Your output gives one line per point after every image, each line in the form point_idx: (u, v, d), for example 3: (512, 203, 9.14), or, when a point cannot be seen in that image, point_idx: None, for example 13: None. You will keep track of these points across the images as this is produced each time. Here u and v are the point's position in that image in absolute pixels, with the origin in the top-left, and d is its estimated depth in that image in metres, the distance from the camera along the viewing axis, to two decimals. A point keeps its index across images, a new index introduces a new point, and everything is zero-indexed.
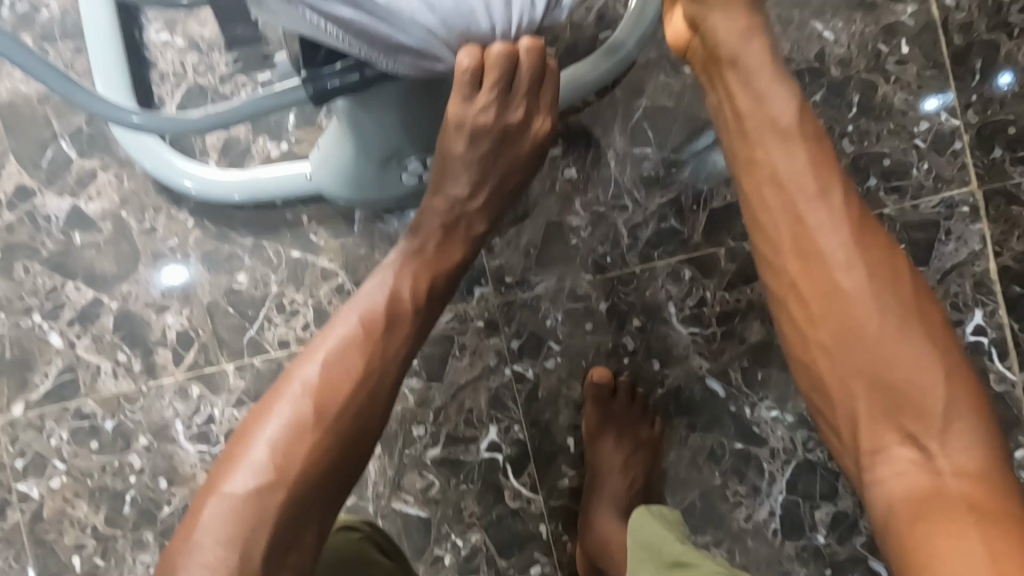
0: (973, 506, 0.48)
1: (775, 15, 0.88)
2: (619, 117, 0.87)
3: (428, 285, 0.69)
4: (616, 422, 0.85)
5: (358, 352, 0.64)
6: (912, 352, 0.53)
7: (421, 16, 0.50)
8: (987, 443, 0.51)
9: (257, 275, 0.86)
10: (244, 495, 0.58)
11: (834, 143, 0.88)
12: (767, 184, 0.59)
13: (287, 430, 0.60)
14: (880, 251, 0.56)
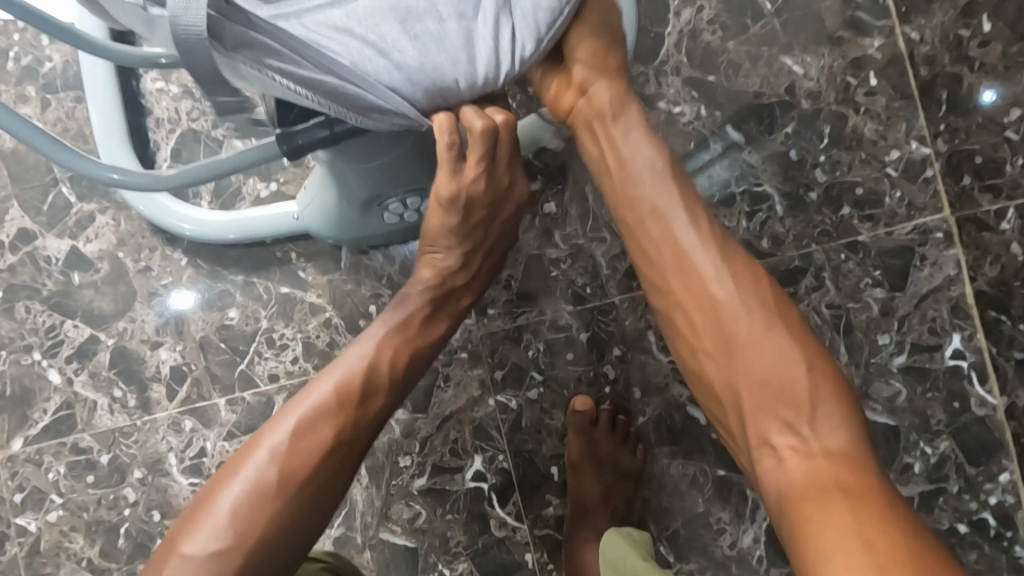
0: (843, 489, 0.50)
1: (745, 51, 0.90)
2: None
3: (398, 357, 0.72)
4: (597, 452, 0.86)
5: (325, 422, 0.66)
6: (775, 348, 0.58)
7: (387, 74, 0.53)
8: (851, 427, 0.54)
9: (248, 311, 0.89)
10: (201, 557, 0.59)
11: (807, 173, 0.90)
12: (648, 215, 0.64)
13: (247, 499, 0.62)
14: (746, 270, 0.62)
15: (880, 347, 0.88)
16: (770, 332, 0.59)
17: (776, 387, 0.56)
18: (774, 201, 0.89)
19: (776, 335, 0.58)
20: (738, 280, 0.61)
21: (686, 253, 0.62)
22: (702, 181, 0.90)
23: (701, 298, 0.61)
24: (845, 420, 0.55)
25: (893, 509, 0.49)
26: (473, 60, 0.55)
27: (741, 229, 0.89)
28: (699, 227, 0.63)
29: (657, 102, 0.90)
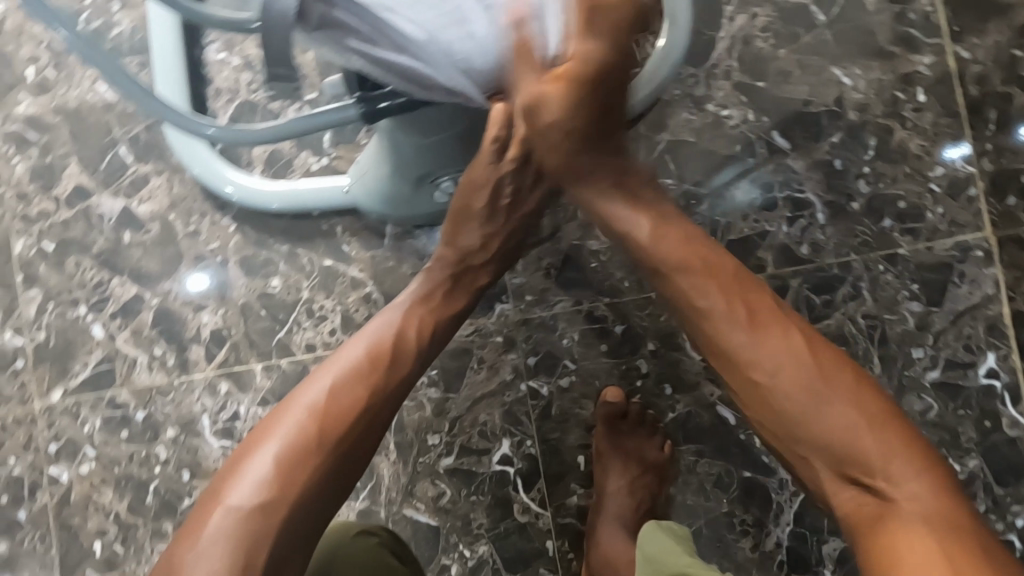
0: (938, 536, 0.52)
1: (796, 60, 0.92)
2: (642, 150, 0.91)
3: (427, 314, 0.75)
4: (624, 444, 0.86)
5: (361, 381, 0.68)
6: (835, 407, 0.58)
7: (459, 48, 0.54)
8: (931, 475, 0.55)
9: (291, 280, 0.91)
10: (245, 508, 0.59)
11: (851, 184, 0.90)
12: (698, 294, 0.67)
13: (288, 455, 0.62)
14: (789, 329, 0.63)
15: (914, 360, 0.88)
16: (828, 388, 0.60)
17: (844, 447, 0.57)
18: (815, 208, 0.90)
19: (838, 393, 0.59)
20: (796, 342, 0.63)
21: (730, 331, 0.65)
22: (746, 185, 0.91)
23: (758, 372, 0.62)
24: (923, 470, 0.56)
25: (967, 538, 0.52)
26: (545, 35, 0.57)
27: (782, 234, 0.90)
28: (740, 299, 0.66)
29: (706, 104, 0.91)
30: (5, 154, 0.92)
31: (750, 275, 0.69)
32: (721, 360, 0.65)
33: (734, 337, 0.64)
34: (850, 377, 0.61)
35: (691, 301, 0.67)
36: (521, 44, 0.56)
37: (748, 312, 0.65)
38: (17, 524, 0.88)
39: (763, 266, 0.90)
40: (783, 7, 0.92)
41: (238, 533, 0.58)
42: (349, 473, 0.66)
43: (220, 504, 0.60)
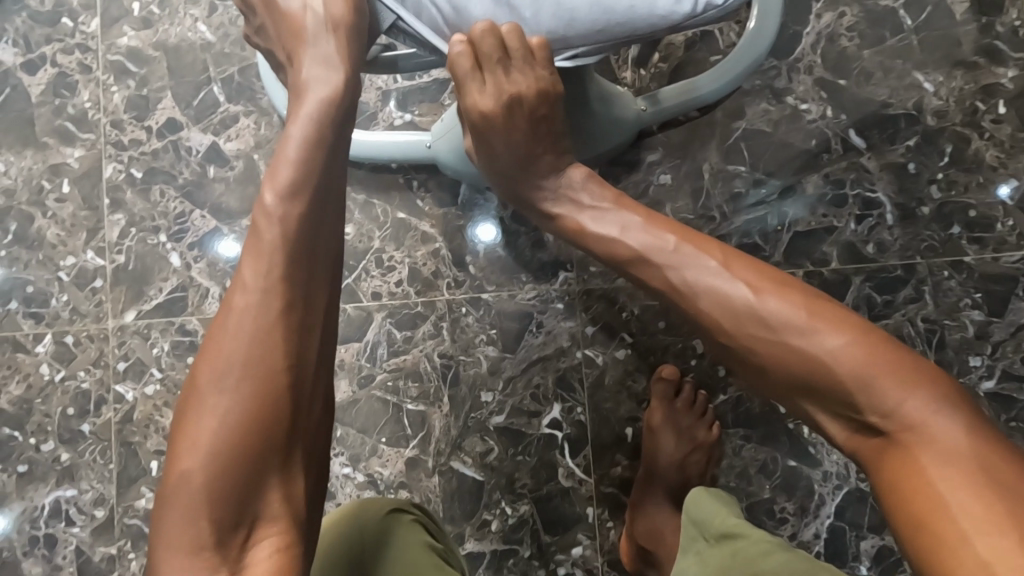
0: (951, 463, 0.47)
1: (879, 62, 0.93)
2: (718, 135, 0.93)
3: (329, 162, 0.62)
4: (677, 420, 0.88)
5: (290, 257, 0.58)
6: (821, 346, 0.53)
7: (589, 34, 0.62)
8: (935, 392, 0.50)
9: (364, 229, 0.93)
10: (210, 450, 0.52)
11: (922, 188, 0.91)
12: (655, 248, 0.63)
13: (249, 383, 0.53)
14: (707, 263, 0.60)
15: (970, 368, 0.89)
16: (815, 326, 0.54)
17: (830, 389, 0.53)
18: (885, 209, 0.91)
19: (823, 329, 0.54)
20: (744, 292, 0.58)
21: (693, 293, 0.60)
22: (818, 179, 0.92)
23: (735, 329, 0.57)
24: (918, 385, 0.50)
25: (983, 453, 0.47)
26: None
27: (849, 231, 0.91)
28: (704, 252, 0.61)
29: (786, 96, 0.93)
30: (104, 83, 0.96)
31: (685, 227, 0.64)
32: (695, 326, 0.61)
33: (703, 304, 0.59)
34: (829, 311, 0.55)
35: (663, 272, 0.62)
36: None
37: (722, 267, 0.60)
38: (80, 435, 0.92)
39: (827, 260, 0.91)
40: (871, 10, 0.93)
41: (212, 475, 0.51)
42: (307, 369, 0.56)
43: (181, 459, 0.52)
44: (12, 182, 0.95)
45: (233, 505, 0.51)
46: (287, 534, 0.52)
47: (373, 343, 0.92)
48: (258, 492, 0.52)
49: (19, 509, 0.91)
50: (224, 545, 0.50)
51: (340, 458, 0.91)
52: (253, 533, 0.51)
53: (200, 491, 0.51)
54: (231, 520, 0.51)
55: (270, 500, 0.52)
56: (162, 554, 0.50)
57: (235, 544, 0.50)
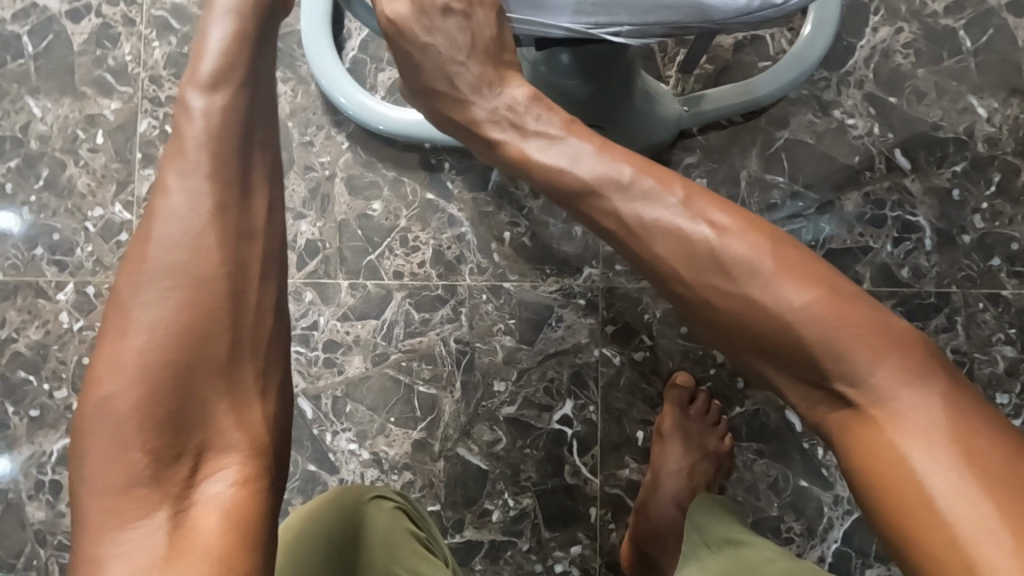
0: (921, 434, 0.44)
1: (933, 81, 0.90)
2: (759, 143, 0.91)
3: (258, 71, 0.55)
4: (689, 427, 0.86)
5: (223, 167, 0.52)
6: (787, 302, 0.48)
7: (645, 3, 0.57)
8: (906, 356, 0.46)
9: (391, 207, 0.93)
10: (132, 386, 0.46)
11: (965, 216, 0.88)
12: (612, 182, 0.55)
13: (178, 297, 0.48)
14: (666, 201, 0.53)
15: (996, 405, 0.86)
16: (783, 278, 0.49)
17: (794, 353, 0.48)
18: (924, 234, 0.88)
19: (789, 283, 0.49)
20: (706, 236, 0.52)
21: (649, 234, 0.53)
22: (858, 197, 0.89)
23: (690, 278, 0.52)
24: (888, 350, 0.46)
25: (964, 431, 0.44)
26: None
27: (885, 253, 0.88)
28: (662, 186, 0.54)
29: (833, 109, 0.90)
30: (145, 37, 0.96)
31: (643, 157, 0.56)
32: (651, 273, 0.55)
33: (660, 249, 0.53)
34: (797, 263, 0.50)
35: (614, 214, 0.55)
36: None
37: (683, 207, 0.53)
38: None
39: (859, 280, 0.88)
40: (930, 28, 0.90)
41: (138, 403, 0.46)
42: (249, 277, 0.51)
43: (102, 388, 0.46)
44: (47, 128, 0.95)
45: (166, 437, 0.46)
46: (241, 466, 0.48)
47: (390, 322, 0.91)
48: (193, 423, 0.47)
49: (27, 453, 0.92)
50: (160, 484, 0.46)
51: (347, 433, 0.90)
52: (198, 462, 0.47)
53: (126, 425, 0.46)
54: (169, 454, 0.46)
55: (214, 424, 0.48)
56: (86, 497, 0.45)
57: (176, 479, 0.46)
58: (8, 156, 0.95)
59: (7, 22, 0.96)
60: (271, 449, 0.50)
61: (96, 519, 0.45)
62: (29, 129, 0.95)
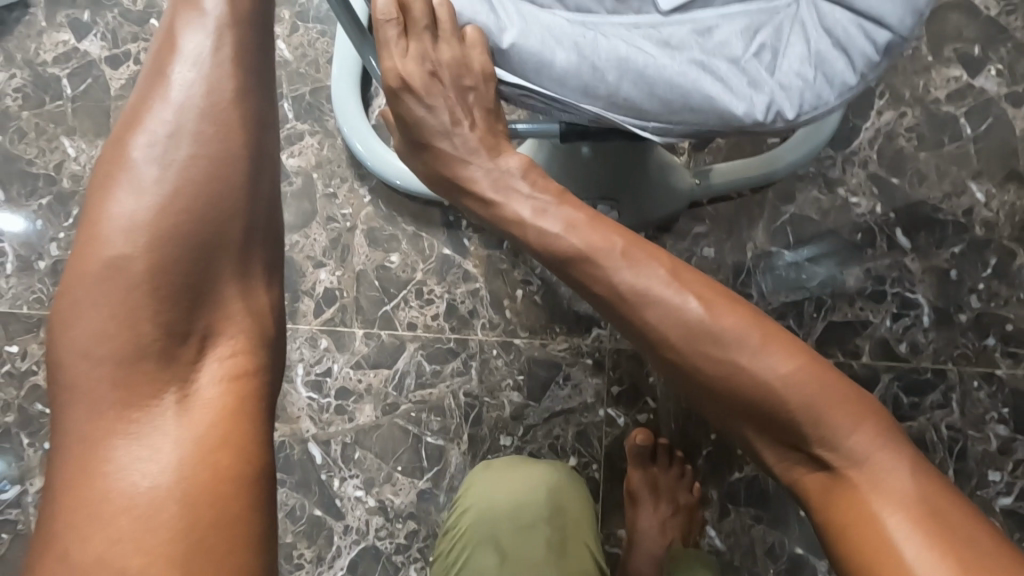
0: (902, 505, 0.46)
1: (934, 165, 0.94)
2: (766, 216, 0.94)
3: None
4: (657, 485, 0.88)
5: (239, 11, 0.44)
6: (774, 373, 0.50)
7: (671, 104, 0.56)
8: (879, 430, 0.50)
9: (409, 260, 0.96)
10: (139, 236, 0.39)
11: (962, 296, 0.92)
12: (607, 253, 0.56)
13: (187, 147, 0.41)
14: (656, 270, 0.55)
15: (989, 482, 0.88)
16: (767, 350, 0.51)
17: (780, 420, 0.50)
18: (922, 311, 0.92)
19: (775, 355, 0.51)
20: (696, 308, 0.53)
21: (641, 302, 0.54)
22: (859, 273, 0.93)
23: (685, 345, 0.53)
24: (864, 423, 0.50)
25: (933, 495, 0.47)
26: (728, 91, 0.55)
27: (884, 328, 0.92)
28: (653, 258, 0.56)
29: (837, 187, 0.94)
30: None
31: (632, 233, 0.59)
32: (643, 339, 0.55)
33: (653, 317, 0.54)
34: (779, 334, 0.52)
35: (606, 281, 0.56)
36: (702, 88, 0.55)
37: (671, 278, 0.54)
38: None
39: (858, 353, 0.91)
40: (932, 114, 0.95)
41: (154, 265, 0.39)
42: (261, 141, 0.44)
43: (95, 246, 0.39)
44: (81, 168, 0.99)
45: (172, 312, 0.40)
46: (246, 360, 0.43)
47: (402, 372, 0.94)
48: (204, 292, 0.41)
49: (38, 485, 0.94)
50: (164, 367, 0.40)
51: (354, 479, 0.92)
52: (209, 343, 0.42)
53: (139, 287, 0.39)
54: (180, 329, 0.40)
55: (226, 309, 0.42)
56: (76, 368, 0.38)
57: (183, 360, 0.41)
58: (40, 193, 0.98)
59: (49, 65, 1.01)
60: (276, 338, 0.45)
61: (90, 391, 0.39)
62: (63, 167, 0.99)
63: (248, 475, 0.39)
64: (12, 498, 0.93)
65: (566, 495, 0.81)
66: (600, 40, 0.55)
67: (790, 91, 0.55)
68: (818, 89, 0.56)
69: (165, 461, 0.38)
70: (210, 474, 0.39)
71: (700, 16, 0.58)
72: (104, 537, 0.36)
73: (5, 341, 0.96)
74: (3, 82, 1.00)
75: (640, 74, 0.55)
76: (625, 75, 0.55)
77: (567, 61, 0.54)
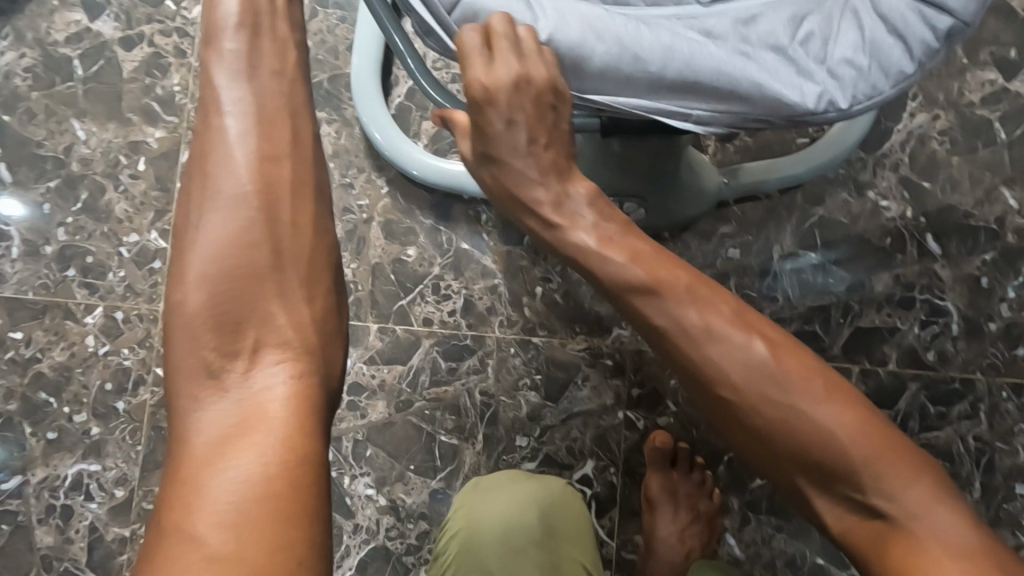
0: (959, 556, 0.47)
1: (967, 170, 0.92)
2: (794, 219, 0.92)
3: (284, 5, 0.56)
4: (677, 490, 0.86)
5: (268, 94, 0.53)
6: (825, 421, 0.51)
7: (721, 90, 0.53)
8: (930, 481, 0.50)
9: (426, 254, 0.93)
10: (202, 285, 0.47)
11: (992, 305, 0.89)
12: (672, 297, 0.56)
13: (231, 210, 0.49)
14: (719, 313, 0.55)
15: (1016, 495, 0.86)
16: (816, 398, 0.52)
17: (839, 473, 0.50)
18: (951, 319, 0.89)
19: (824, 403, 0.51)
20: (762, 354, 0.53)
21: (705, 342, 0.54)
22: (888, 278, 0.90)
23: (743, 386, 0.53)
24: (916, 473, 0.50)
25: (986, 548, 0.48)
26: (777, 82, 0.53)
27: (912, 335, 0.89)
28: (713, 298, 0.56)
29: (867, 190, 0.92)
30: (195, 69, 0.98)
31: (694, 271, 0.58)
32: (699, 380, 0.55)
33: (715, 356, 0.54)
34: (837, 386, 0.53)
35: (670, 319, 0.55)
36: (750, 79, 0.53)
37: (735, 320, 0.55)
38: (113, 412, 0.92)
39: (885, 361, 0.89)
40: (966, 118, 0.92)
41: (210, 305, 0.47)
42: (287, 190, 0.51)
43: (174, 301, 0.47)
44: (90, 151, 0.96)
45: (227, 335, 0.47)
46: (304, 365, 0.48)
47: (416, 368, 0.92)
48: (255, 323, 0.48)
49: (40, 476, 0.91)
50: (228, 375, 0.46)
51: (365, 478, 0.90)
52: (257, 360, 0.47)
53: (197, 323, 0.46)
54: (233, 353, 0.47)
55: (274, 333, 0.48)
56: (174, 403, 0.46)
57: (236, 374, 0.47)
58: (49, 175, 0.96)
59: (59, 44, 0.98)
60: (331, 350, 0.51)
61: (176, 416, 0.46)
62: (72, 150, 0.96)
63: (311, 453, 0.44)
64: (12, 489, 0.91)
65: (558, 512, 0.78)
66: (642, 28, 0.53)
67: (842, 81, 0.53)
68: (872, 78, 0.53)
69: (239, 468, 0.43)
70: (286, 483, 0.43)
71: (743, 4, 0.56)
72: (187, 554, 0.39)
73: (10, 327, 0.93)
74: (13, 61, 0.98)
75: (685, 65, 0.52)
76: (670, 65, 0.52)
77: (608, 55, 0.52)
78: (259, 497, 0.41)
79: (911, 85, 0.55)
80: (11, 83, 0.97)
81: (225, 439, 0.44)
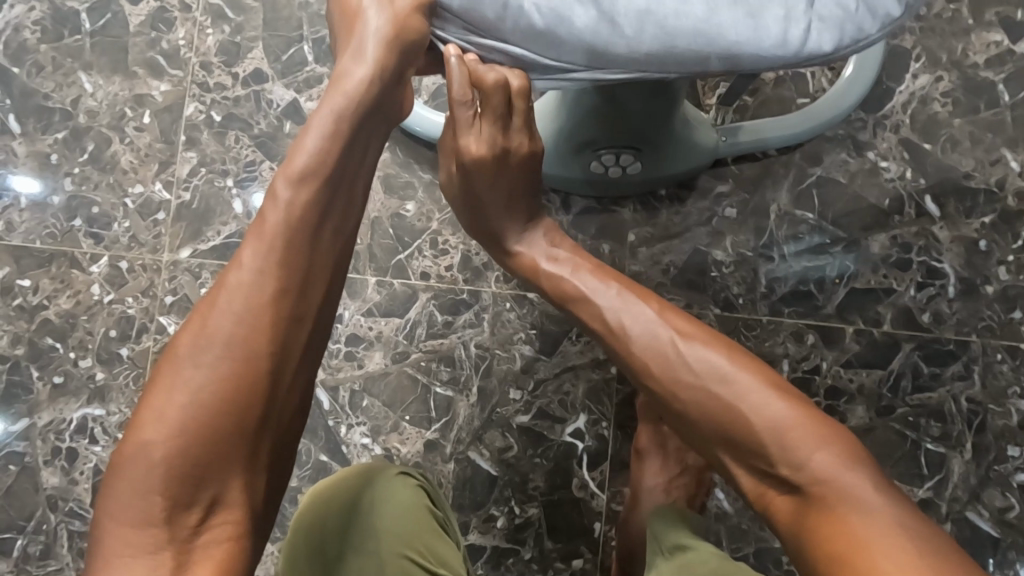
0: (869, 517, 0.51)
1: (969, 131, 0.91)
2: (792, 178, 0.92)
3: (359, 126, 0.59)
4: (666, 443, 0.87)
5: (299, 224, 0.56)
6: (755, 407, 0.57)
7: (703, 46, 0.53)
8: (849, 455, 0.54)
9: (424, 209, 0.95)
10: (179, 424, 0.49)
11: (988, 267, 0.89)
12: (607, 298, 0.68)
13: (225, 366, 0.51)
14: (652, 317, 0.65)
15: (1007, 456, 0.86)
16: (747, 384, 0.59)
17: (750, 445, 0.57)
18: (947, 280, 0.89)
19: (754, 390, 0.58)
20: (679, 342, 0.63)
21: (631, 334, 0.65)
22: (885, 239, 0.90)
23: (665, 370, 0.62)
24: (831, 444, 0.55)
25: (902, 513, 0.51)
26: (760, 31, 0.53)
27: (907, 296, 0.89)
28: (642, 299, 0.66)
29: (866, 150, 0.92)
30: (200, 23, 1.00)
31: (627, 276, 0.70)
32: (632, 366, 0.65)
33: (640, 346, 0.64)
34: (754, 368, 0.60)
35: (600, 315, 0.67)
36: (732, 33, 0.53)
37: (659, 313, 0.65)
38: (117, 358, 0.94)
39: (879, 321, 0.89)
40: (969, 78, 0.92)
41: (180, 447, 0.49)
42: (291, 358, 0.54)
43: (148, 427, 0.49)
44: (96, 104, 0.98)
45: (188, 483, 0.49)
46: (239, 523, 0.50)
47: (413, 321, 0.93)
48: (214, 469, 0.50)
49: (46, 419, 0.93)
50: (175, 519, 0.48)
51: (361, 427, 0.91)
52: (208, 514, 0.49)
53: (166, 459, 0.49)
54: (185, 499, 0.49)
55: (229, 489, 0.50)
56: (109, 523, 0.47)
57: (186, 523, 0.48)
58: (56, 128, 0.97)
59: None
60: (260, 514, 0.53)
61: (116, 519, 0.48)
62: (78, 103, 0.98)
63: None
64: (20, 431, 0.93)
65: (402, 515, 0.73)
66: None
67: (828, 23, 0.53)
68: (859, 20, 0.53)
69: (230, 514, 0.50)
70: None
71: None
72: None
73: (18, 274, 0.95)
74: (22, 14, 0.99)
75: (665, 25, 0.53)
76: (649, 28, 0.53)
77: (588, 20, 0.54)
78: (252, 537, 0.52)
79: (899, 25, 0.54)
80: (20, 35, 0.99)
81: (220, 472, 0.50)
